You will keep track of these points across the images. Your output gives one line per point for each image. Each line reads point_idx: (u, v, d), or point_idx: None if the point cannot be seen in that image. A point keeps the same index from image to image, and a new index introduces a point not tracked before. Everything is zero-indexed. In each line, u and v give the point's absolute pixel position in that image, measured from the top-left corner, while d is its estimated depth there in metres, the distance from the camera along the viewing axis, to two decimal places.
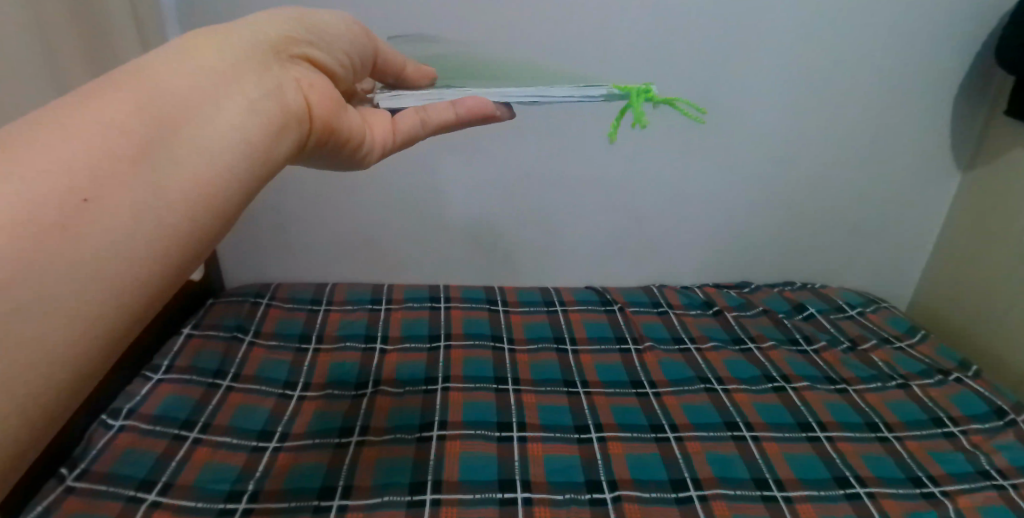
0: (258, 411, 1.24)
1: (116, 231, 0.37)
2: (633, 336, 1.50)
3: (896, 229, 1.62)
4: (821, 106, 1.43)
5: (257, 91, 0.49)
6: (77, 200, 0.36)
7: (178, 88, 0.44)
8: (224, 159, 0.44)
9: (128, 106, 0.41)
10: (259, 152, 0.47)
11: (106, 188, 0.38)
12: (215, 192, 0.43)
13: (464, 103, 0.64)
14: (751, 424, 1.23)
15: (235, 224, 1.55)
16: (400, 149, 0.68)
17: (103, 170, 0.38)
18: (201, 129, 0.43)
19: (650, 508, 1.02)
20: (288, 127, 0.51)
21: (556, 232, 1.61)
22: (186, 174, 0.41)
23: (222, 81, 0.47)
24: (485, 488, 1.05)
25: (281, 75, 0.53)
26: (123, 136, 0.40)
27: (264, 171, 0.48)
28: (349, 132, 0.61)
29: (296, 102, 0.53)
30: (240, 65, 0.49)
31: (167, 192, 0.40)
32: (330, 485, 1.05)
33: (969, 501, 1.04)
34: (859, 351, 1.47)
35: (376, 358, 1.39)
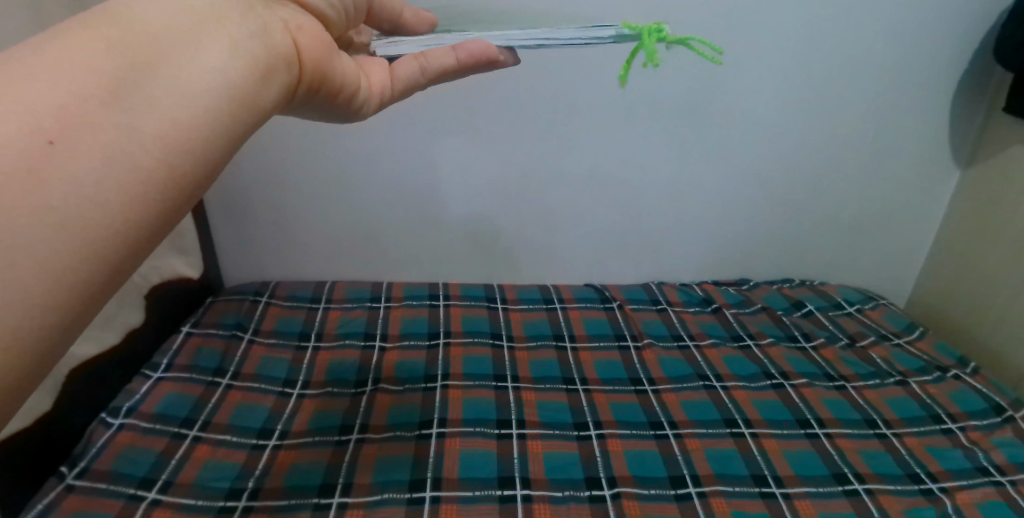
0: (258, 409, 1.10)
1: (85, 171, 0.35)
2: (631, 333, 1.38)
3: (893, 222, 1.57)
4: (831, 91, 1.37)
5: (240, 32, 0.45)
6: (43, 142, 0.34)
7: (159, 27, 0.41)
8: (204, 99, 0.41)
9: (98, 46, 0.38)
10: (245, 94, 0.44)
11: (74, 128, 0.35)
12: (196, 132, 0.40)
13: (464, 47, 0.61)
14: (750, 421, 1.12)
15: (216, 206, 1.41)
16: (398, 98, 0.66)
17: (70, 110, 0.35)
18: (185, 74, 0.40)
19: (649, 505, 0.92)
20: (276, 67, 0.48)
21: (555, 229, 1.51)
22: (163, 114, 0.38)
23: (200, 20, 0.44)
24: (397, 488, 0.93)
25: (267, 15, 0.49)
26: (96, 76, 0.37)
27: (251, 118, 0.45)
28: (342, 79, 0.58)
29: (284, 45, 0.50)
30: (220, 5, 0.46)
31: (140, 129, 0.37)
32: (239, 486, 0.93)
33: (969, 498, 0.95)
34: (858, 347, 1.36)
35: (307, 355, 1.25)
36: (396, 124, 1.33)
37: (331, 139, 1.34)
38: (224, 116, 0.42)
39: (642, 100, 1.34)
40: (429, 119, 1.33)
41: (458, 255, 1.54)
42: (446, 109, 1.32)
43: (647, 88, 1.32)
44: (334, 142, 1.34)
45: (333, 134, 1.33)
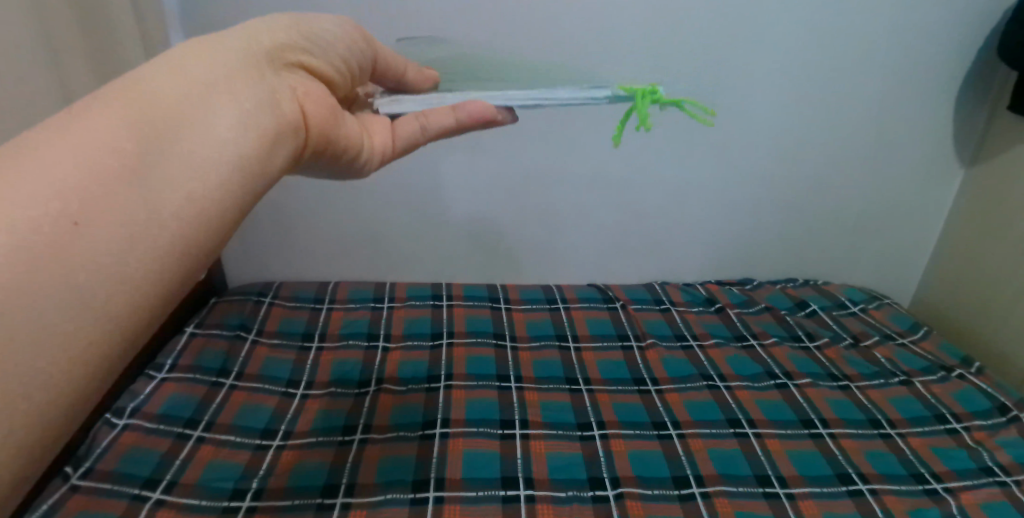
0: (262, 410, 1.10)
1: (111, 252, 0.35)
2: (635, 333, 1.37)
3: (898, 220, 1.56)
4: (834, 92, 1.37)
5: (251, 103, 0.45)
6: (69, 224, 0.34)
7: (172, 99, 0.41)
8: (219, 171, 0.41)
9: (115, 121, 0.38)
10: (257, 163, 0.44)
11: (100, 207, 0.35)
12: (212, 206, 0.40)
13: (465, 107, 0.60)
14: (754, 421, 1.11)
15: None
16: (399, 156, 0.65)
17: (91, 189, 0.35)
18: (200, 148, 0.41)
19: (653, 506, 0.92)
20: (285, 136, 0.48)
21: (558, 229, 1.51)
22: (179, 188, 0.38)
23: (213, 91, 0.44)
24: (399, 488, 0.93)
25: (277, 84, 0.50)
26: (113, 152, 0.37)
27: (262, 186, 0.45)
28: (348, 142, 0.58)
29: (293, 112, 0.50)
30: (232, 74, 0.46)
31: (161, 205, 0.37)
32: (243, 486, 0.93)
33: (974, 498, 0.95)
34: (862, 347, 1.35)
35: (310, 356, 1.25)
36: None
37: None
38: (238, 188, 0.42)
39: None
40: None
41: (460, 256, 1.54)
42: None
43: None
44: None
45: None
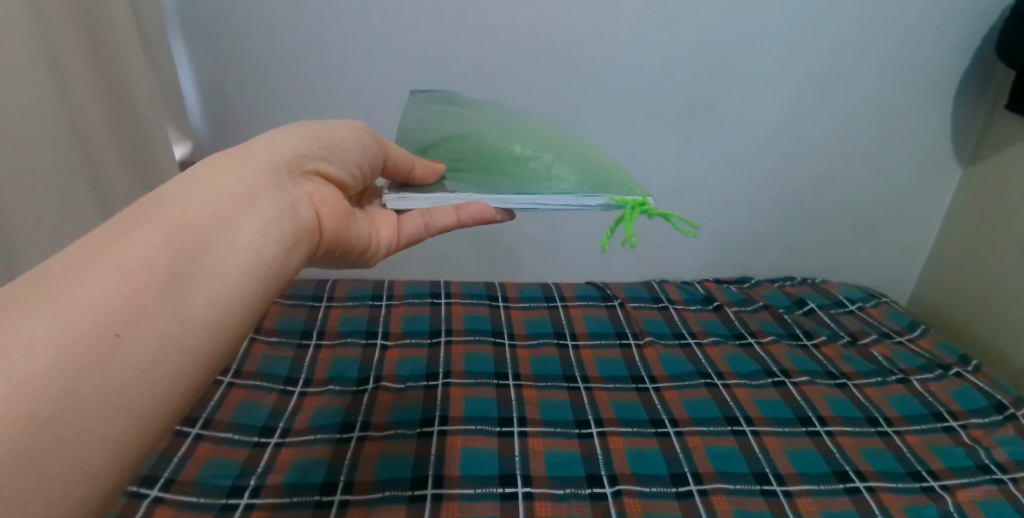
0: (260, 407, 1.09)
1: (142, 360, 0.40)
2: (633, 331, 1.37)
3: (896, 218, 1.57)
4: (832, 91, 1.37)
5: (272, 211, 0.52)
6: (111, 335, 0.39)
7: (204, 215, 0.48)
8: (240, 281, 0.47)
9: (154, 240, 0.44)
10: (274, 268, 0.51)
11: (135, 322, 0.41)
12: (232, 312, 0.46)
13: (465, 208, 0.67)
14: (752, 419, 1.12)
15: None
16: (406, 248, 0.74)
17: (132, 304, 0.41)
18: (225, 261, 0.47)
19: (651, 503, 0.92)
20: (300, 240, 0.55)
21: (557, 227, 1.50)
22: (205, 299, 0.45)
23: (240, 205, 0.50)
24: (397, 485, 0.93)
25: (295, 191, 0.57)
26: (149, 269, 0.43)
27: (278, 285, 0.52)
28: (358, 239, 0.66)
29: (308, 217, 0.57)
30: (257, 186, 0.52)
31: (187, 313, 0.43)
32: (241, 483, 0.93)
33: (970, 495, 0.95)
34: (860, 345, 1.36)
35: (308, 354, 1.24)
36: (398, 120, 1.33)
37: None
38: (256, 292, 0.49)
39: (644, 99, 1.34)
40: None
41: (458, 255, 1.54)
42: None
43: (648, 85, 1.33)
44: None
45: None
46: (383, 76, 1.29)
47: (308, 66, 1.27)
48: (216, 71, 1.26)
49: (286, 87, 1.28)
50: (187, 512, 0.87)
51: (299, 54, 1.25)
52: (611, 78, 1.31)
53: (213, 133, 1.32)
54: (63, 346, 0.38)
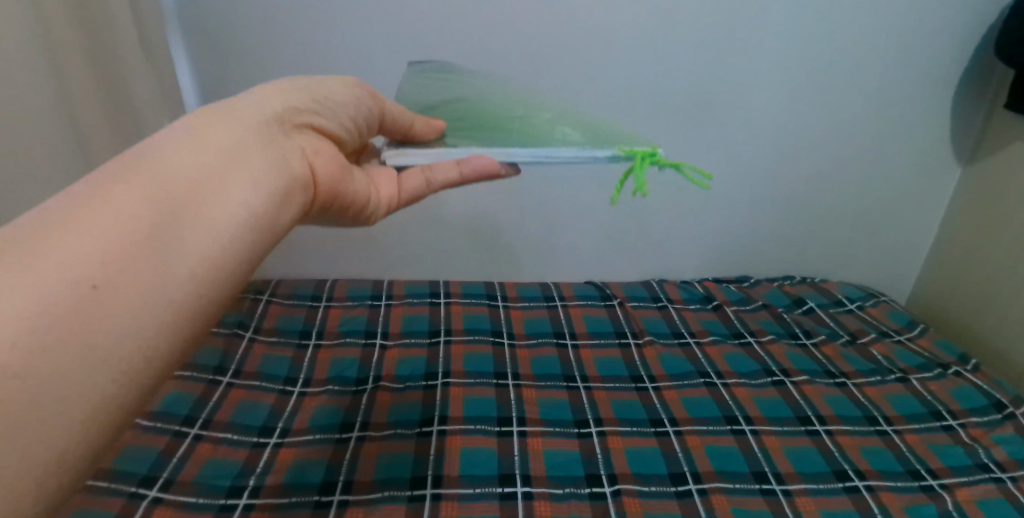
0: (259, 407, 1.09)
1: (125, 315, 0.38)
2: (632, 331, 1.37)
3: (895, 218, 1.57)
4: (831, 90, 1.37)
5: (262, 164, 0.51)
6: (88, 288, 0.37)
7: (190, 167, 0.46)
8: (231, 231, 0.45)
9: (136, 192, 0.42)
10: (267, 219, 0.49)
11: (116, 275, 0.39)
12: (223, 262, 0.44)
13: (468, 163, 0.71)
14: (751, 418, 1.12)
15: None
16: (406, 205, 0.75)
17: (114, 258, 0.39)
18: (213, 211, 0.45)
19: (651, 502, 0.92)
20: (294, 192, 0.54)
21: (557, 226, 1.50)
22: (193, 250, 0.43)
23: (229, 156, 0.49)
24: (396, 485, 0.93)
25: (288, 145, 0.56)
26: (132, 221, 0.41)
27: (271, 238, 0.50)
28: (354, 198, 0.66)
29: (301, 169, 0.56)
30: (248, 138, 0.52)
31: (174, 266, 0.41)
32: (240, 483, 0.93)
33: (969, 494, 0.95)
34: (859, 344, 1.36)
35: (307, 354, 1.24)
36: None
37: None
38: (249, 243, 0.47)
39: (644, 100, 1.34)
40: None
41: (458, 255, 1.54)
42: None
43: (647, 86, 1.33)
44: None
45: None
46: (384, 76, 1.29)
47: (309, 66, 1.26)
48: (216, 73, 1.26)
49: None
50: (186, 512, 0.87)
51: (300, 56, 1.25)
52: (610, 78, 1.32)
53: None
54: (43, 303, 0.36)
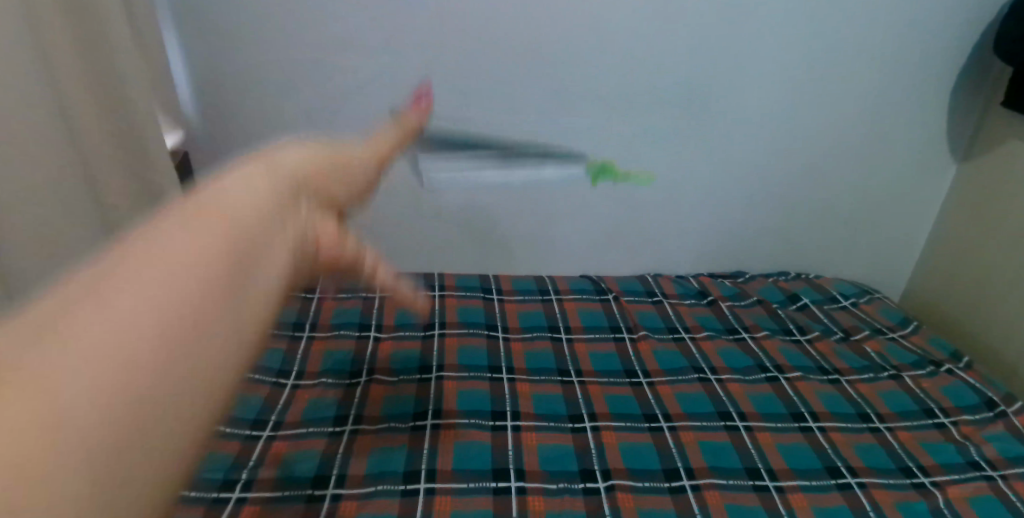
0: (251, 400, 1.09)
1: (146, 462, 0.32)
2: (627, 325, 1.37)
3: (891, 215, 1.57)
4: (829, 86, 1.37)
5: (217, 247, 0.43)
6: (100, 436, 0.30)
7: (186, 282, 0.39)
8: (225, 355, 0.39)
9: (134, 308, 0.35)
10: (246, 329, 0.42)
11: (137, 422, 0.32)
12: (214, 380, 0.38)
13: None
14: (745, 414, 1.12)
15: None
16: None
17: (111, 409, 0.31)
18: (212, 336, 0.39)
19: (644, 498, 0.93)
20: (246, 281, 0.44)
21: (553, 219, 1.50)
22: (194, 383, 0.36)
23: (206, 256, 0.42)
24: (390, 479, 0.93)
25: (232, 235, 0.45)
26: (130, 350, 0.33)
27: (245, 353, 0.42)
28: None
29: (240, 251, 0.45)
30: (219, 229, 0.45)
31: (188, 401, 0.35)
32: (232, 477, 0.92)
33: (960, 492, 0.96)
34: (852, 341, 1.36)
35: (300, 346, 1.24)
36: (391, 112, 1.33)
37: (328, 128, 1.34)
38: (233, 358, 0.40)
39: (641, 93, 1.34)
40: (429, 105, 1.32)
41: (452, 247, 1.53)
42: (444, 100, 1.32)
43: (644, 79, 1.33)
44: (332, 131, 1.34)
45: (332, 122, 1.33)
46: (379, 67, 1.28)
47: (304, 56, 1.25)
48: (210, 64, 1.24)
49: (281, 77, 1.27)
50: (178, 504, 0.86)
51: (295, 46, 1.24)
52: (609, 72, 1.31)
53: (206, 124, 1.30)
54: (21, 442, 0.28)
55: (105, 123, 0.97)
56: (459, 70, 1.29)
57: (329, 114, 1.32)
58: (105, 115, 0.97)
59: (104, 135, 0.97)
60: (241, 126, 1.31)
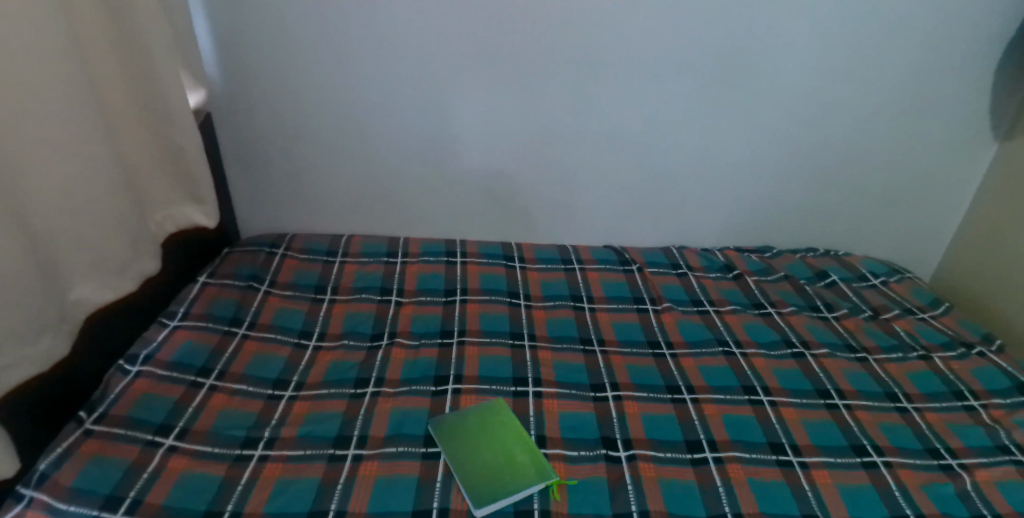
0: (274, 360, 1.09)
1: None
2: (650, 297, 1.35)
3: (927, 193, 1.51)
4: (870, 53, 1.31)
5: None
6: None
7: None
8: None
9: None
10: None
11: None
12: None
13: None
14: (769, 390, 1.10)
15: (229, 154, 1.38)
16: None
17: None
18: None
19: (665, 469, 0.92)
20: None
21: (576, 188, 1.46)
22: None
23: None
24: (411, 441, 0.94)
25: None
26: None
27: None
28: None
29: None
30: None
31: None
32: (255, 434, 0.93)
33: (989, 476, 0.94)
34: (881, 320, 1.33)
35: (322, 308, 1.24)
36: (413, 74, 1.30)
37: (349, 90, 1.31)
38: None
39: (671, 58, 1.30)
40: (452, 68, 1.29)
41: (476, 214, 1.50)
42: (466, 62, 1.29)
43: (674, 44, 1.28)
44: (353, 94, 1.32)
45: (353, 84, 1.30)
46: (402, 27, 1.24)
47: (326, 12, 1.22)
48: (233, 22, 1.22)
49: (302, 36, 1.24)
50: (201, 460, 0.88)
51: (316, 3, 1.21)
52: (639, 35, 1.27)
53: (228, 83, 1.29)
54: None
55: (128, 78, 0.96)
56: (485, 31, 1.25)
57: (351, 76, 1.30)
58: (129, 69, 0.96)
59: (127, 91, 0.96)
60: (262, 86, 1.30)
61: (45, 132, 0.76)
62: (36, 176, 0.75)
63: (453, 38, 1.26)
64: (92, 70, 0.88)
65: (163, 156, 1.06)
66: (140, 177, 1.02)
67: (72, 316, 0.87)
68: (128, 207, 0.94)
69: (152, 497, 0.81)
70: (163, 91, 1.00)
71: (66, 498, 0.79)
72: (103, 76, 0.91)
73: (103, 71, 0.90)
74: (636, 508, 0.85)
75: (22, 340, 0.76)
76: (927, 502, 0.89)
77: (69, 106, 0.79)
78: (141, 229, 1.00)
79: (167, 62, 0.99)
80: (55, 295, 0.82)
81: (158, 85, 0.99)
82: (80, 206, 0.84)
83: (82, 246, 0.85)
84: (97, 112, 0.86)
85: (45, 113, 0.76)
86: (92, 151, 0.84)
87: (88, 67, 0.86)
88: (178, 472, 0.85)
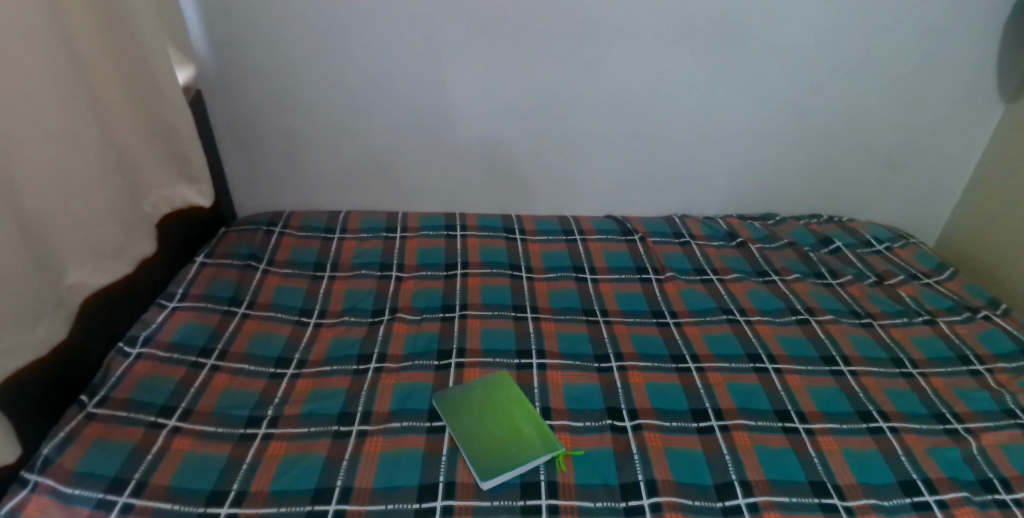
0: (275, 339, 1.09)
1: None
2: (654, 266, 1.34)
3: (933, 157, 1.48)
4: (875, 14, 1.27)
5: None
6: None
7: None
8: None
9: None
10: None
11: None
12: None
13: None
14: (774, 357, 1.10)
15: (223, 131, 1.35)
16: None
17: None
18: None
19: (671, 438, 0.92)
20: None
21: (576, 157, 1.44)
22: None
23: None
24: (415, 417, 0.94)
25: None
26: None
27: None
28: None
29: None
30: None
31: None
32: (259, 414, 0.93)
33: (994, 439, 0.94)
34: (886, 285, 1.31)
35: (322, 285, 1.23)
36: (406, 42, 1.26)
37: (342, 62, 1.28)
38: None
39: (671, 23, 1.26)
40: (445, 35, 1.26)
41: (475, 187, 1.48)
42: (460, 31, 1.25)
43: (674, 8, 1.24)
44: (346, 66, 1.28)
45: (346, 56, 1.27)
46: None
47: None
48: None
49: (291, 8, 1.21)
50: (206, 440, 0.88)
51: None
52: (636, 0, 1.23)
53: (218, 58, 1.26)
54: None
55: (116, 55, 0.93)
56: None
57: (342, 47, 1.26)
58: (116, 47, 0.93)
59: (114, 68, 0.93)
60: (253, 60, 1.26)
61: (31, 113, 0.74)
62: (23, 158, 0.73)
63: (445, 4, 1.22)
64: (77, 47, 0.85)
65: (154, 136, 1.04)
66: (131, 157, 1.00)
67: (70, 301, 0.86)
68: (120, 189, 0.93)
69: (157, 479, 0.82)
70: (150, 68, 0.98)
71: (71, 482, 0.79)
72: (87, 53, 0.88)
73: (87, 47, 0.87)
74: (642, 477, 0.85)
75: (20, 326, 0.75)
76: (932, 466, 0.89)
77: (53, 85, 0.77)
78: (136, 211, 0.99)
79: (154, 37, 0.96)
80: (50, 280, 0.81)
81: (145, 61, 0.96)
82: (70, 188, 0.82)
83: (75, 229, 0.84)
84: (83, 90, 0.83)
85: (30, 94, 0.73)
86: (80, 130, 0.82)
87: (71, 43, 0.83)
88: (183, 453, 0.86)
